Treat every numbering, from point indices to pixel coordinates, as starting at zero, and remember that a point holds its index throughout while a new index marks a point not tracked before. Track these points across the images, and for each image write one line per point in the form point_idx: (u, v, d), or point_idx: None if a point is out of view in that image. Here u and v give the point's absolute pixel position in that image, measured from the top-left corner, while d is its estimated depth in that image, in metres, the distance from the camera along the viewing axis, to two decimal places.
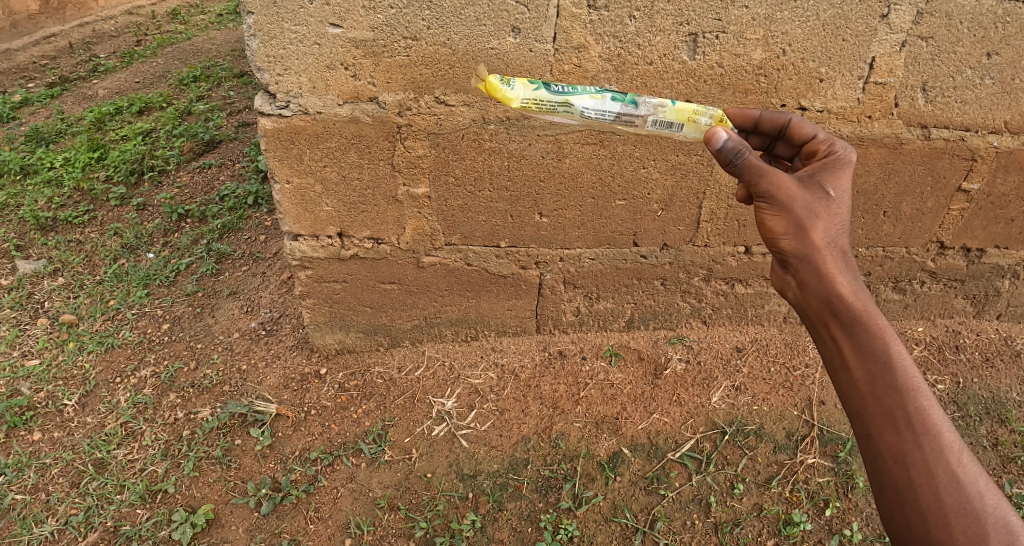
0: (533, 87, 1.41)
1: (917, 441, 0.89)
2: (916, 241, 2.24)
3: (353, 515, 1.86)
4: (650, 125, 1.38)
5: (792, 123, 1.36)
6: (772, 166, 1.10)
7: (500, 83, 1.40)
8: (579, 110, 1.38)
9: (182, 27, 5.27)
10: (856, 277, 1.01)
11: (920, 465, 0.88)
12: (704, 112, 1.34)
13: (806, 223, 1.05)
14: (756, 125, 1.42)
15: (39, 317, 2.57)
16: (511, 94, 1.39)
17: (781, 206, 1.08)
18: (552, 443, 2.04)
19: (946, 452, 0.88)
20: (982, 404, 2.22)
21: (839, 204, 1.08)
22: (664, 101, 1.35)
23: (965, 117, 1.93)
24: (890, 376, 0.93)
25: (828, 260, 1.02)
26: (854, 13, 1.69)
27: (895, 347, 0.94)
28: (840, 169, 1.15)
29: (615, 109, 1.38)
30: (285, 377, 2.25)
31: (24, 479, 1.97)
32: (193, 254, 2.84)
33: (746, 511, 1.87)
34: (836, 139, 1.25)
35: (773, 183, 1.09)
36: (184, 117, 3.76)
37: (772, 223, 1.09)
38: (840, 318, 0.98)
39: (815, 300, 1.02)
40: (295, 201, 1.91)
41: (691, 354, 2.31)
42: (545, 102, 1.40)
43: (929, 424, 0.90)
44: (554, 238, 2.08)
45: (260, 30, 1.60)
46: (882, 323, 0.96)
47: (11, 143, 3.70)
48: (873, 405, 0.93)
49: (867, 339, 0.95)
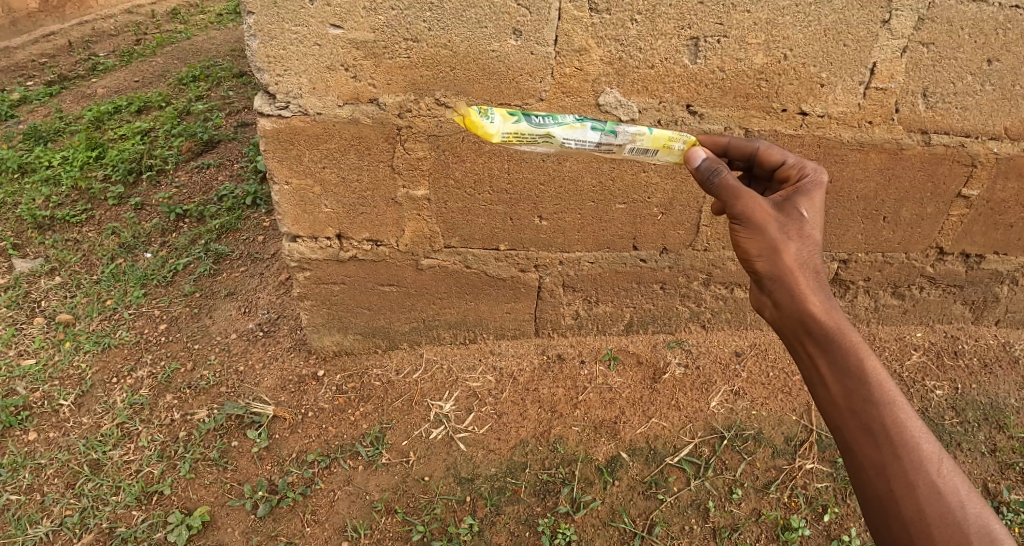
0: (513, 119, 1.31)
1: (895, 453, 0.89)
2: (916, 247, 2.24)
3: (350, 518, 1.86)
4: (627, 152, 1.40)
5: (759, 152, 1.36)
6: (747, 188, 1.11)
7: (480, 117, 1.31)
8: (559, 141, 1.35)
9: (182, 26, 5.26)
10: (829, 296, 1.02)
11: (899, 477, 0.88)
12: (679, 140, 1.35)
13: (778, 244, 1.05)
14: (726, 152, 1.42)
15: (35, 317, 2.56)
16: (492, 130, 1.30)
17: (755, 228, 1.08)
18: (550, 447, 2.03)
19: (925, 462, 0.88)
20: (981, 410, 2.22)
21: (812, 226, 1.09)
22: (641, 130, 1.36)
23: (966, 123, 1.93)
24: (866, 390, 0.93)
25: (801, 280, 1.03)
26: (855, 19, 1.69)
27: (869, 362, 0.95)
28: (811, 193, 1.17)
29: (595, 138, 1.37)
30: (282, 379, 2.24)
31: (19, 480, 1.96)
32: (191, 254, 2.83)
33: (744, 516, 1.87)
34: (807, 164, 1.26)
35: (747, 206, 1.09)
36: (183, 117, 3.75)
37: (746, 244, 1.09)
38: (814, 335, 0.99)
39: (790, 319, 1.02)
40: (294, 203, 1.90)
41: (690, 358, 2.31)
42: (527, 135, 1.32)
43: (906, 436, 0.89)
44: (554, 242, 2.08)
45: (261, 30, 1.59)
46: (856, 338, 0.97)
47: (9, 141, 3.68)
48: (851, 418, 0.94)
49: (842, 354, 0.96)
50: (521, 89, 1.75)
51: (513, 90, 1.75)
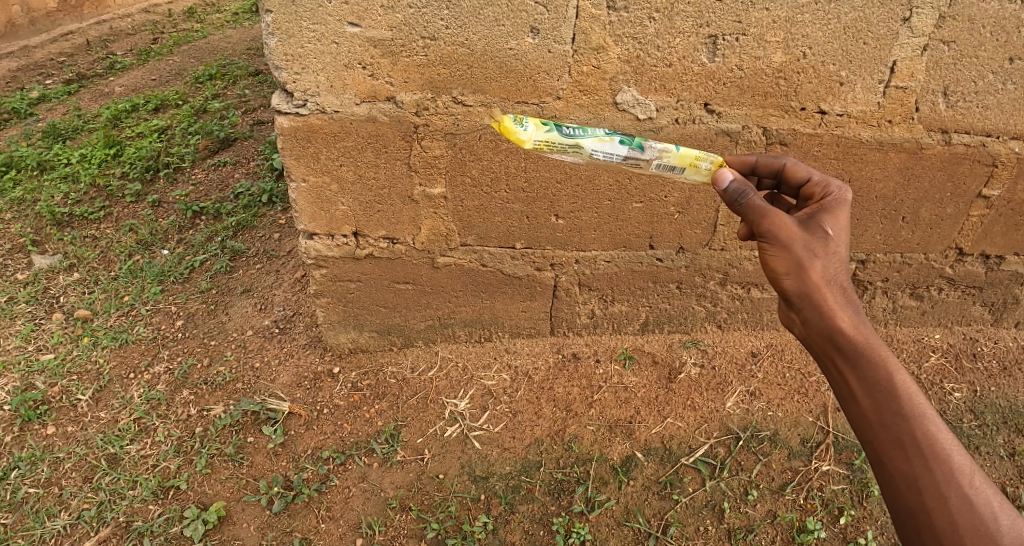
0: (546, 128, 1.34)
1: (927, 466, 0.88)
2: (935, 247, 2.22)
3: (365, 515, 1.86)
4: (654, 167, 1.39)
5: (786, 167, 1.36)
6: (773, 205, 1.10)
7: (513, 124, 1.34)
8: (588, 152, 1.35)
9: (198, 25, 5.30)
10: (856, 311, 1.01)
11: (931, 489, 0.87)
12: (706, 159, 1.35)
13: (805, 262, 1.04)
14: (754, 170, 1.42)
15: (54, 312, 2.59)
16: (524, 136, 1.33)
17: (782, 246, 1.07)
18: (565, 446, 2.03)
19: (957, 475, 0.87)
20: (1000, 413, 2.19)
21: (837, 242, 1.07)
22: (669, 147, 1.35)
23: (987, 122, 1.91)
24: (895, 404, 0.92)
25: (828, 296, 1.01)
26: (875, 17, 1.67)
27: (900, 376, 0.93)
28: (836, 209, 1.16)
29: (622, 152, 1.36)
30: (298, 376, 2.25)
31: (38, 473, 1.98)
32: (208, 251, 2.86)
33: (760, 517, 1.86)
34: (832, 181, 1.25)
35: (774, 224, 1.08)
36: (200, 115, 3.78)
37: (774, 262, 1.08)
38: (844, 350, 0.98)
39: (817, 335, 1.02)
40: (311, 200, 1.91)
41: (706, 359, 2.30)
42: (558, 144, 1.34)
43: (938, 449, 0.88)
44: (570, 240, 2.07)
45: (278, 29, 1.60)
46: (885, 351, 0.96)
47: (28, 139, 3.73)
48: (881, 432, 0.93)
49: (871, 369, 0.95)
50: (538, 87, 1.74)
51: (530, 88, 1.74)
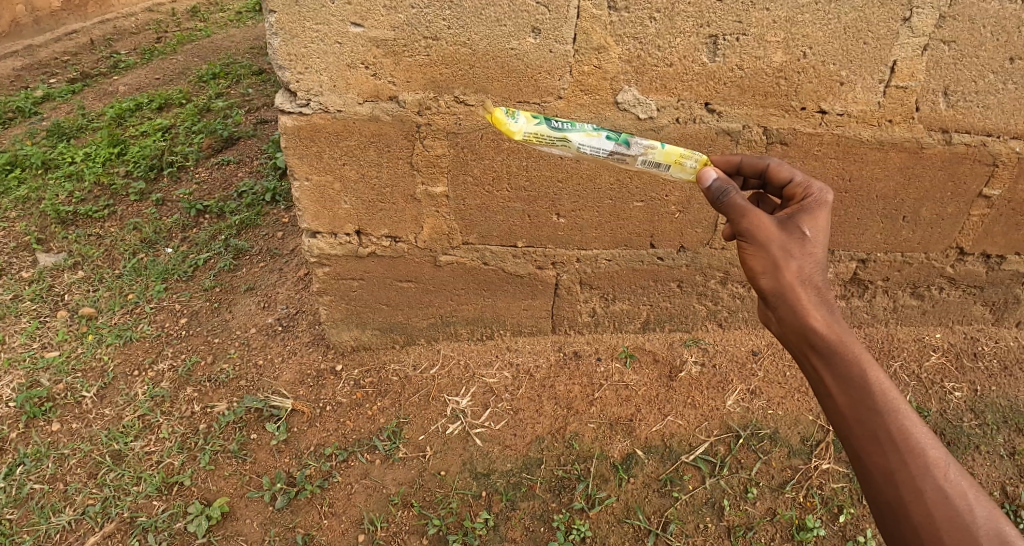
0: (535, 121, 1.36)
1: (903, 461, 0.89)
2: (936, 247, 2.22)
3: (367, 511, 1.88)
4: (640, 163, 1.40)
5: (769, 167, 1.37)
6: (751, 205, 1.11)
7: (505, 115, 1.36)
8: (575, 145, 1.36)
9: (202, 24, 5.32)
10: (832, 308, 1.02)
11: (908, 484, 0.88)
12: (690, 157, 1.36)
13: (781, 260, 1.05)
14: (738, 170, 1.44)
15: (59, 310, 2.61)
16: (514, 127, 1.35)
17: (759, 245, 1.08)
18: (566, 443, 2.04)
19: (932, 469, 0.88)
20: (1000, 412, 2.20)
21: (814, 240, 1.08)
22: (654, 144, 1.36)
23: (987, 121, 1.91)
24: (871, 400, 0.93)
25: (805, 294, 1.02)
26: (876, 17, 1.68)
27: (873, 372, 0.94)
28: (814, 208, 1.17)
29: (609, 147, 1.37)
30: (301, 373, 2.27)
31: (43, 469, 2.00)
32: (211, 249, 2.88)
33: (759, 515, 1.87)
34: (812, 182, 1.26)
35: (752, 223, 1.09)
36: (203, 114, 3.80)
37: (752, 261, 1.09)
38: (820, 347, 0.99)
39: (794, 333, 1.03)
40: (314, 199, 1.92)
41: (707, 357, 2.31)
42: (546, 137, 1.36)
43: (913, 444, 0.89)
44: (571, 239, 2.09)
45: (282, 29, 1.61)
46: (859, 347, 0.97)
47: (33, 138, 3.75)
48: (858, 428, 0.94)
49: (847, 366, 0.96)
50: (540, 87, 1.75)
51: (532, 88, 1.75)
